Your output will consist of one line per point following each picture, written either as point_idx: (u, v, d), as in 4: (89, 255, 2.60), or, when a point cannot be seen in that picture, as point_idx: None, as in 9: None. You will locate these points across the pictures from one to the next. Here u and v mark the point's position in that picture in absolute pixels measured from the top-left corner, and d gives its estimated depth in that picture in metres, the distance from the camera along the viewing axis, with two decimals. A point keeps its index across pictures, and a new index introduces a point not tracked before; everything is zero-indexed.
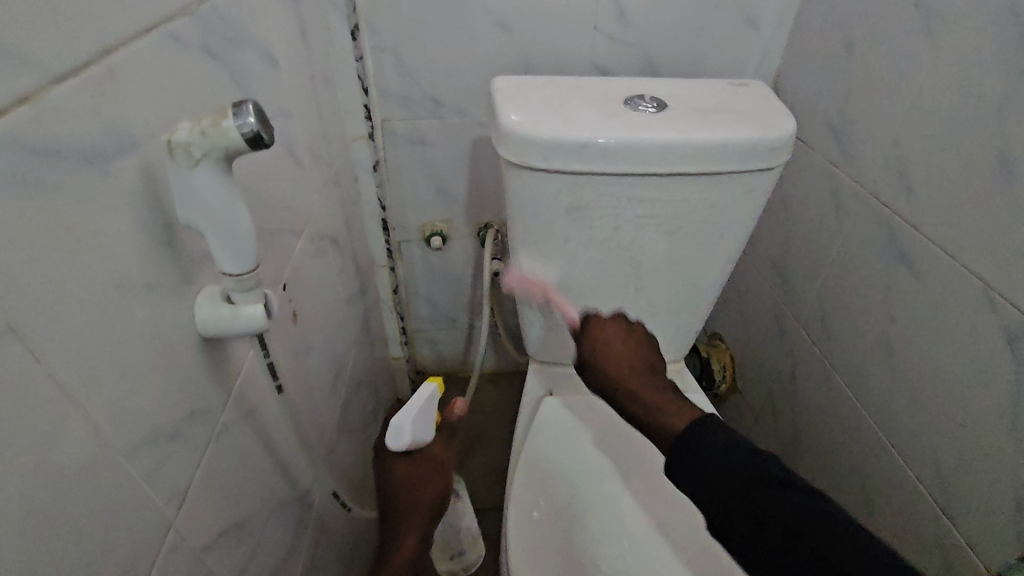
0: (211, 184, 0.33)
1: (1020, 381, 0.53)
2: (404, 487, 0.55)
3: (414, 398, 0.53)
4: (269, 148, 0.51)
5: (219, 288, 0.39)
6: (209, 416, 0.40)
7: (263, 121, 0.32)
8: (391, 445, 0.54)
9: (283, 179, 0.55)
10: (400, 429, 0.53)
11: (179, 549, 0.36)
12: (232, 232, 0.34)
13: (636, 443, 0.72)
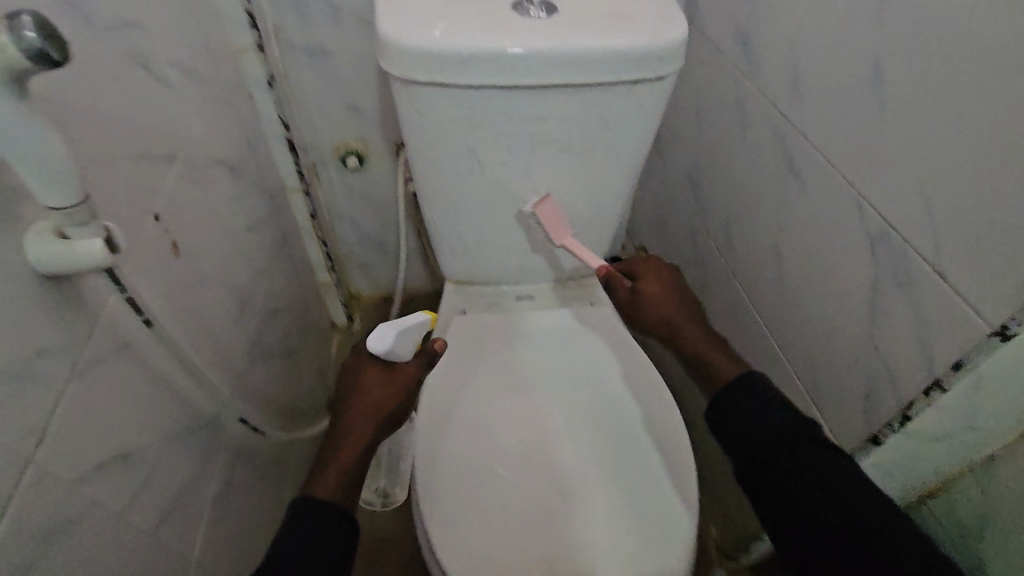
0: (3, 108, 0.30)
1: (876, 283, 0.57)
2: (375, 385, 0.59)
3: (409, 317, 0.59)
4: (110, 67, 0.47)
5: (48, 219, 0.37)
6: (67, 354, 0.39)
7: (49, 36, 0.29)
8: (371, 348, 0.57)
9: (141, 101, 0.51)
10: (384, 337, 0.57)
11: (47, 479, 0.37)
12: (48, 161, 0.33)
13: (542, 357, 0.74)
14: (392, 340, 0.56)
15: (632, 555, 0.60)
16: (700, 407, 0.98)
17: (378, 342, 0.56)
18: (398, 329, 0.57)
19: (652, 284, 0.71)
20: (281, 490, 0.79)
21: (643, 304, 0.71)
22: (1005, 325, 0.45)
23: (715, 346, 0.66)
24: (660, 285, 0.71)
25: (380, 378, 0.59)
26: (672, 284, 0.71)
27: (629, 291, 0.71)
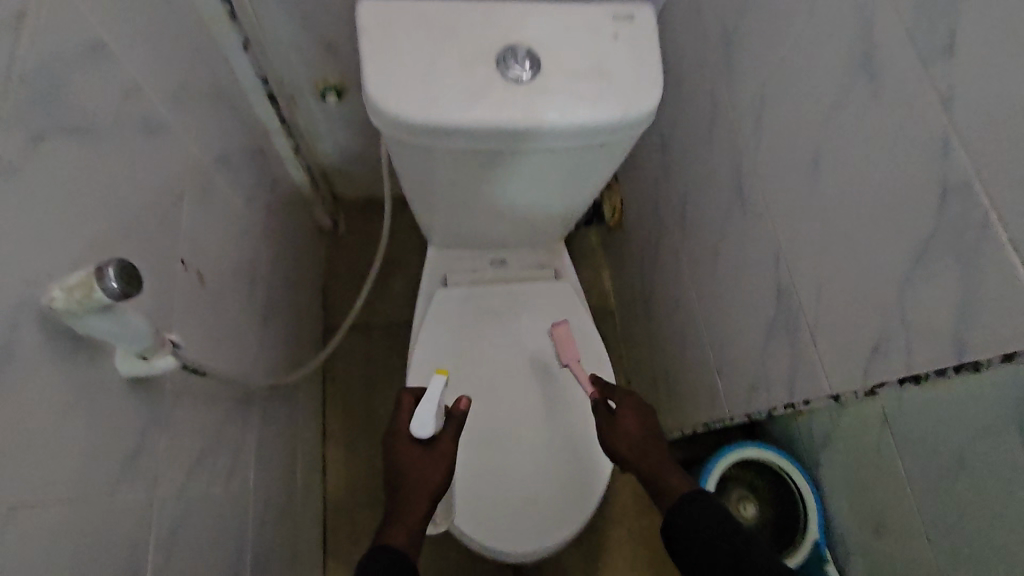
0: (101, 321, 0.40)
1: (776, 318, 0.72)
2: (419, 465, 0.67)
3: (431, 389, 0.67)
4: (131, 159, 0.51)
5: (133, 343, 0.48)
6: (156, 419, 0.54)
7: (124, 276, 0.38)
8: (416, 433, 0.66)
9: (156, 166, 0.56)
10: (424, 422, 0.66)
11: (164, 500, 0.55)
12: (130, 333, 0.43)
13: (512, 320, 0.90)
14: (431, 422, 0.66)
15: (573, 487, 0.83)
16: (646, 327, 1.19)
17: (419, 428, 0.66)
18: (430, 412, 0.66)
19: (630, 420, 0.75)
20: (296, 402, 1.01)
21: (618, 439, 0.75)
22: (838, 394, 0.62)
23: (668, 468, 0.70)
24: (638, 425, 0.75)
25: (418, 462, 0.67)
26: (648, 417, 0.76)
27: (609, 417, 0.78)
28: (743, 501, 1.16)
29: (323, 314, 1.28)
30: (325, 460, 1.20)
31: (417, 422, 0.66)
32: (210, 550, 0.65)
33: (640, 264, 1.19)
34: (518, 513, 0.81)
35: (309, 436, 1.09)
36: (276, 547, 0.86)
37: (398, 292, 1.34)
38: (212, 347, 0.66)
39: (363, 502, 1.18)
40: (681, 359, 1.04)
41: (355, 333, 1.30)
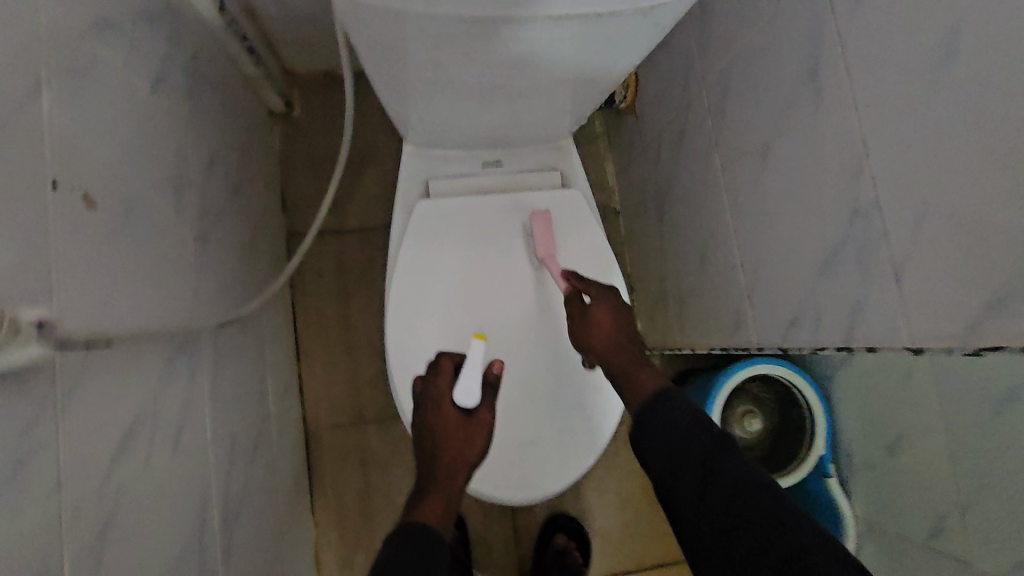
0: None
1: (841, 243, 0.59)
2: (458, 435, 0.61)
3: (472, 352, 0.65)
4: None
5: None
6: (48, 409, 0.40)
7: None
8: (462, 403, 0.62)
9: None
10: (468, 390, 0.63)
11: (85, 496, 0.43)
12: None
13: (504, 244, 0.74)
14: (476, 389, 0.63)
15: (582, 432, 0.73)
16: (658, 232, 1.05)
17: (464, 396, 0.62)
18: (474, 376, 0.63)
19: (603, 320, 0.66)
20: (258, 327, 0.88)
21: (592, 337, 0.65)
22: (920, 347, 0.51)
23: (632, 365, 0.63)
24: (611, 322, 0.66)
25: (459, 432, 0.61)
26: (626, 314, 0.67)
27: (580, 309, 0.68)
28: (748, 415, 1.11)
29: (285, 218, 1.10)
30: (302, 379, 1.10)
31: (461, 391, 0.62)
32: (167, 523, 0.55)
33: (653, 159, 1.02)
34: (520, 461, 0.72)
35: (278, 360, 0.98)
36: (252, 489, 0.78)
37: (371, 191, 1.16)
38: (126, 292, 0.51)
39: (348, 421, 1.11)
40: (700, 274, 0.91)
41: (325, 239, 1.13)
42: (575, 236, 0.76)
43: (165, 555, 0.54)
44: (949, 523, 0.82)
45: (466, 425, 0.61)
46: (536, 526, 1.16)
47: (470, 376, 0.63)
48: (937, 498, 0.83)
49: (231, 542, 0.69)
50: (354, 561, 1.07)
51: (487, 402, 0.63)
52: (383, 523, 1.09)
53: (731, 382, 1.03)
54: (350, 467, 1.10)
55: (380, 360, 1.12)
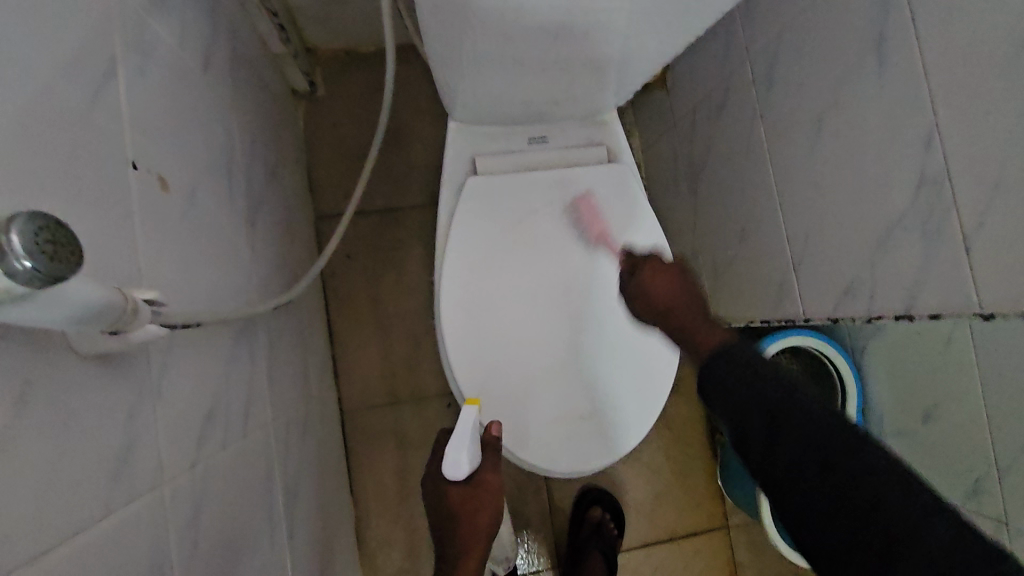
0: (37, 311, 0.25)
1: (903, 214, 0.59)
2: (465, 508, 0.63)
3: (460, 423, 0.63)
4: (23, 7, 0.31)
5: (120, 314, 0.31)
6: (146, 393, 0.40)
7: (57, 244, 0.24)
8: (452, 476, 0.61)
9: (65, 19, 0.35)
10: (456, 461, 0.61)
11: (180, 482, 0.43)
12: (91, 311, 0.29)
13: (555, 223, 0.73)
14: (465, 459, 0.61)
15: (636, 404, 0.73)
16: (691, 207, 1.05)
17: (453, 469, 0.61)
18: (462, 447, 0.61)
19: (660, 281, 0.63)
20: (299, 311, 0.87)
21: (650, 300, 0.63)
22: (992, 314, 0.52)
23: (698, 323, 0.59)
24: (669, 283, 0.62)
25: (466, 499, 0.63)
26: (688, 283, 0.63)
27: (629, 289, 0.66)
28: None
29: (312, 201, 1.09)
30: (336, 363, 1.10)
31: (450, 463, 0.61)
32: (244, 506, 0.55)
33: (686, 134, 1.02)
34: (576, 434, 0.72)
35: (316, 343, 0.98)
36: (305, 472, 0.78)
37: (398, 171, 1.14)
38: (198, 276, 0.50)
39: (383, 403, 1.11)
40: (739, 249, 0.91)
41: (353, 221, 1.12)
42: (623, 211, 0.75)
43: (245, 537, 0.54)
44: (987, 486, 0.84)
45: (468, 493, 0.63)
46: (572, 499, 1.18)
47: (457, 445, 0.62)
48: (973, 461, 0.86)
49: (293, 523, 0.70)
50: (395, 540, 1.09)
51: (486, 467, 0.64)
52: (422, 502, 1.10)
53: (765, 354, 1.04)
54: (387, 448, 1.11)
55: (413, 342, 1.13)
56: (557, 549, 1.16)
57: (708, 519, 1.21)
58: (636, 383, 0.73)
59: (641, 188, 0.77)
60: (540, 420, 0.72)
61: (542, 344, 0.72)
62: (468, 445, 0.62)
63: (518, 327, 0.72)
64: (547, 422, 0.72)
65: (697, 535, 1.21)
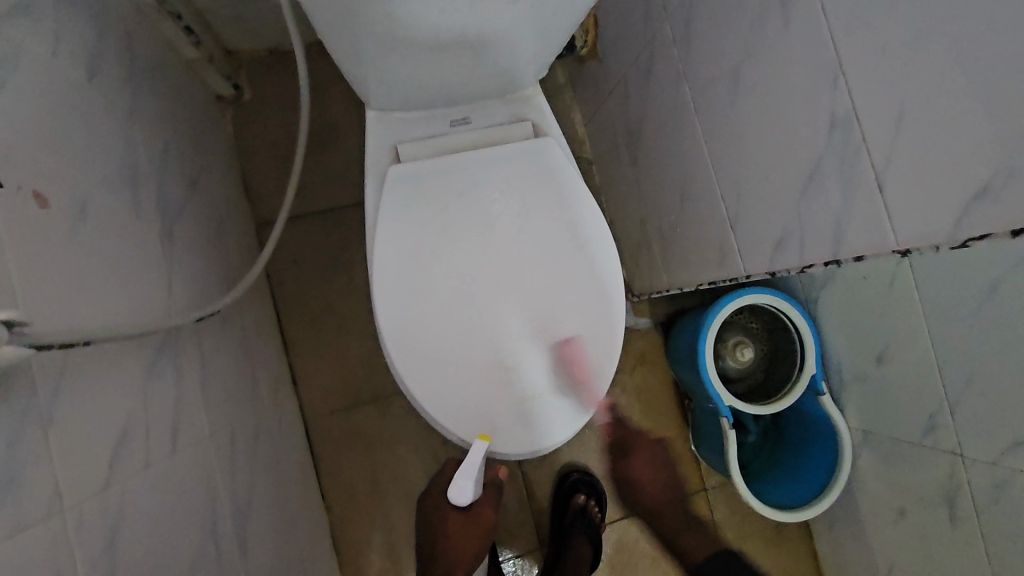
0: None
1: (821, 158, 0.58)
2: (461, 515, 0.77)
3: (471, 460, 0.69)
4: None
5: None
6: (32, 420, 0.38)
7: None
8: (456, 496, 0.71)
9: None
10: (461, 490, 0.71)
11: (85, 510, 0.41)
12: None
13: (483, 204, 0.72)
14: (468, 489, 0.71)
15: (596, 354, 0.73)
16: (634, 177, 1.04)
17: (459, 494, 0.71)
18: (467, 481, 0.71)
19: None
20: (241, 320, 0.85)
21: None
22: (908, 250, 0.52)
23: None
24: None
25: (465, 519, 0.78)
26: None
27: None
28: (739, 344, 1.13)
29: (251, 206, 1.06)
30: (294, 369, 1.08)
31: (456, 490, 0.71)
32: (176, 525, 0.53)
33: (622, 101, 1.01)
34: (547, 399, 0.72)
35: (267, 352, 0.96)
36: (258, 483, 0.76)
37: (337, 168, 1.12)
38: (94, 295, 0.48)
39: (346, 406, 1.09)
40: (681, 213, 0.91)
41: (296, 225, 1.09)
42: (553, 184, 0.74)
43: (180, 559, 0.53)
44: (940, 422, 0.86)
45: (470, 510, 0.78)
46: (551, 485, 1.18)
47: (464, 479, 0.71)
48: (928, 398, 0.87)
49: (246, 536, 0.68)
50: (373, 542, 1.08)
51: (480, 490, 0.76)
52: (396, 501, 1.09)
53: (720, 315, 1.05)
54: (355, 449, 1.09)
55: (370, 342, 1.11)
56: (540, 534, 1.16)
57: (686, 486, 1.22)
58: (591, 334, 0.73)
59: (570, 159, 0.75)
60: (507, 395, 0.71)
61: (489, 320, 0.72)
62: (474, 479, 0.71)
63: (456, 312, 0.71)
64: (515, 395, 0.71)
65: None
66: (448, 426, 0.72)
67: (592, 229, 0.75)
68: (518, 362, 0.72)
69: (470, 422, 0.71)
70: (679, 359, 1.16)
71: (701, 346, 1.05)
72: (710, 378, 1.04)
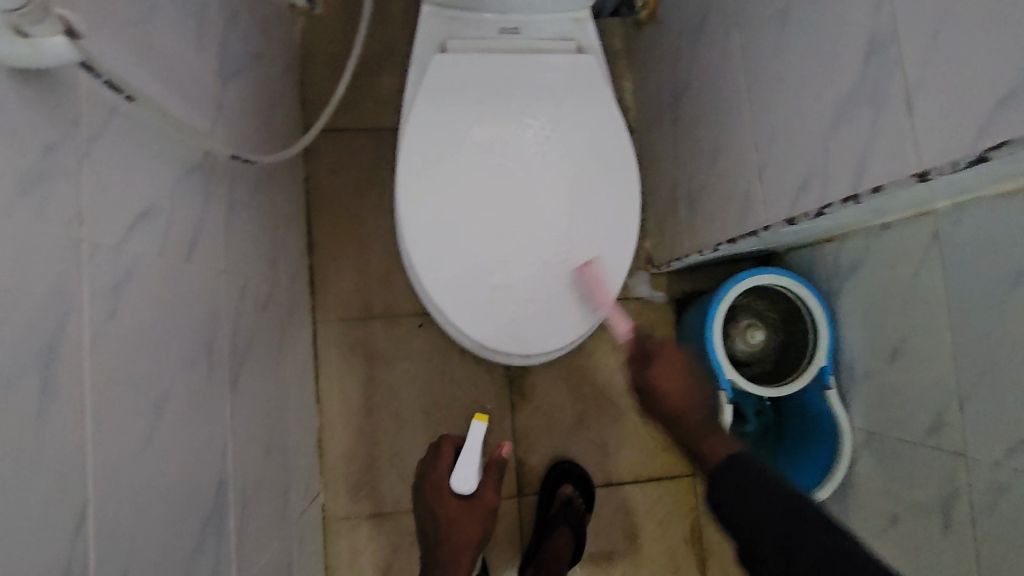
0: None
1: (856, 87, 0.59)
2: (461, 520, 0.76)
3: (472, 442, 0.73)
4: None
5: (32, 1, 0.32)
6: (71, 140, 0.42)
7: None
8: (459, 484, 0.74)
9: None
10: (465, 476, 0.74)
11: (100, 251, 0.45)
12: None
13: (520, 103, 0.75)
14: (472, 477, 0.74)
15: (607, 266, 0.75)
16: (672, 140, 1.05)
17: (462, 483, 0.74)
18: (471, 466, 0.74)
19: (665, 376, 0.70)
20: (272, 197, 0.90)
21: (657, 400, 0.70)
22: (926, 172, 0.52)
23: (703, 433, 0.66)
24: (676, 384, 0.69)
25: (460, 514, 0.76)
26: (688, 370, 0.71)
27: (645, 373, 0.71)
28: (751, 327, 1.10)
29: (302, 112, 1.12)
30: (312, 273, 1.12)
31: (459, 479, 0.74)
32: (177, 321, 0.56)
33: (671, 61, 1.02)
34: (550, 305, 0.74)
35: (292, 244, 1.00)
36: (258, 343, 0.79)
37: (385, 92, 1.16)
38: (145, 84, 0.52)
39: (355, 318, 1.13)
40: (711, 171, 0.91)
41: (338, 138, 1.14)
42: (588, 99, 0.77)
43: (178, 351, 0.56)
44: (947, 417, 0.82)
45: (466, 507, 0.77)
46: (541, 472, 1.17)
47: (466, 466, 0.74)
48: (938, 392, 0.83)
49: (239, 380, 0.71)
50: (357, 454, 1.10)
51: (485, 490, 0.78)
52: (386, 417, 1.11)
53: (737, 289, 1.03)
54: (356, 360, 1.12)
55: (389, 261, 1.14)
56: (518, 483, 1.16)
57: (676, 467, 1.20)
58: (605, 248, 0.75)
59: (610, 84, 0.78)
60: (518, 291, 0.73)
61: (509, 213, 0.74)
62: (476, 464, 0.74)
63: (476, 200, 0.73)
64: (527, 290, 0.73)
65: (662, 480, 1.20)
66: (448, 309, 0.72)
67: (618, 148, 0.77)
68: (531, 256, 0.73)
69: (475, 311, 0.73)
70: (688, 335, 1.15)
71: (712, 314, 1.03)
72: (714, 345, 1.01)
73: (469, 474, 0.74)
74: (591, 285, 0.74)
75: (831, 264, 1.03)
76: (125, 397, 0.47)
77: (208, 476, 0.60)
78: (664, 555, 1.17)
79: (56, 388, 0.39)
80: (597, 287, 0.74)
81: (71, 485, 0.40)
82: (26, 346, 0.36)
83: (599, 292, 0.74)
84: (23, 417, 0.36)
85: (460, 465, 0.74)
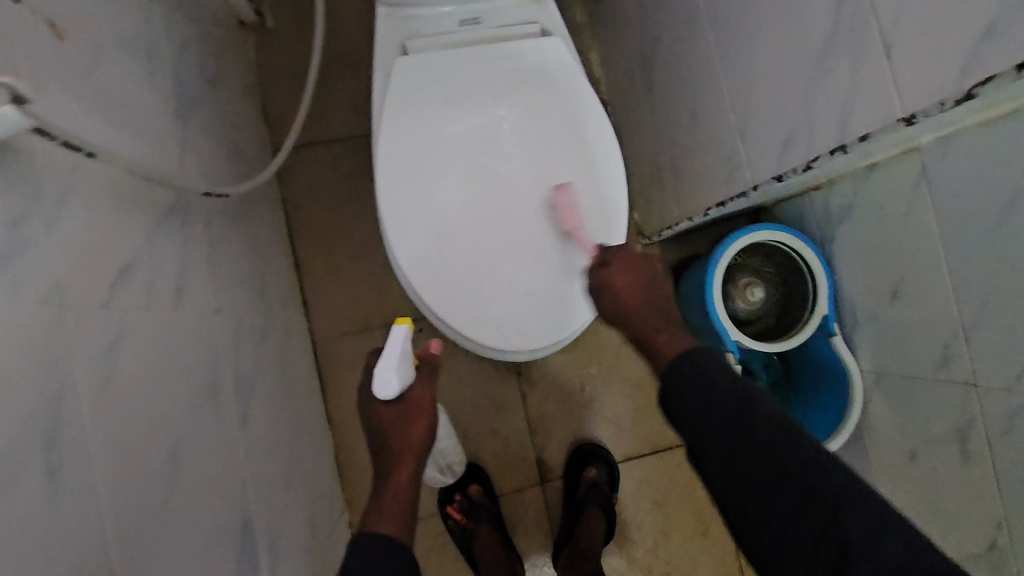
0: None
1: (830, 36, 0.57)
2: (399, 422, 0.66)
3: (393, 346, 0.63)
4: None
5: None
6: (37, 208, 0.40)
7: None
8: (382, 394, 0.63)
9: None
10: (386, 382, 0.63)
11: (86, 318, 0.43)
12: None
13: (490, 96, 0.73)
14: (395, 380, 0.63)
15: None
16: (648, 109, 1.03)
17: (384, 389, 0.63)
18: (397, 371, 0.63)
19: (619, 276, 0.68)
20: (251, 224, 0.87)
21: (613, 293, 0.68)
22: (915, 115, 0.52)
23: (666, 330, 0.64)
24: (633, 280, 0.68)
25: (395, 419, 0.66)
26: (648, 276, 0.69)
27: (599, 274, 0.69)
28: (749, 285, 1.11)
29: (269, 131, 1.09)
30: (304, 291, 1.10)
31: (381, 386, 0.63)
32: (176, 370, 0.55)
33: (637, 27, 0.99)
34: (544, 298, 0.73)
35: (279, 267, 0.98)
36: (261, 375, 0.78)
37: (350, 98, 1.13)
38: (102, 134, 0.50)
39: (353, 331, 1.11)
40: (691, 136, 0.90)
41: (310, 152, 1.12)
42: (559, 82, 0.75)
43: (182, 402, 0.55)
44: (953, 350, 0.83)
45: (400, 409, 0.66)
46: (562, 456, 1.18)
47: (390, 372, 0.63)
48: (941, 327, 0.84)
49: (248, 415, 0.71)
50: None
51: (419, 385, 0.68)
52: None
53: (731, 249, 1.03)
54: (361, 373, 1.11)
55: (379, 270, 1.12)
56: (540, 471, 1.17)
57: None
58: (595, 233, 0.74)
59: (580, 64, 0.76)
60: (509, 288, 0.72)
61: (491, 211, 0.72)
62: (398, 367, 0.63)
63: (459, 202, 0.72)
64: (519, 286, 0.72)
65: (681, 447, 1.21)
66: (445, 318, 0.72)
67: (595, 129, 0.76)
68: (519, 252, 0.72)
69: (471, 313, 0.72)
70: (688, 302, 1.15)
71: (709, 278, 1.03)
72: (714, 308, 1.01)
73: (392, 377, 0.63)
74: (564, 210, 0.72)
75: (822, 213, 1.03)
76: (138, 460, 0.46)
77: (232, 517, 0.60)
78: (691, 519, 1.19)
79: (65, 467, 0.38)
80: (569, 210, 0.72)
81: (97, 559, 0.39)
82: (25, 433, 0.35)
83: (571, 216, 0.72)
84: (35, 503, 0.35)
85: (379, 369, 0.63)
